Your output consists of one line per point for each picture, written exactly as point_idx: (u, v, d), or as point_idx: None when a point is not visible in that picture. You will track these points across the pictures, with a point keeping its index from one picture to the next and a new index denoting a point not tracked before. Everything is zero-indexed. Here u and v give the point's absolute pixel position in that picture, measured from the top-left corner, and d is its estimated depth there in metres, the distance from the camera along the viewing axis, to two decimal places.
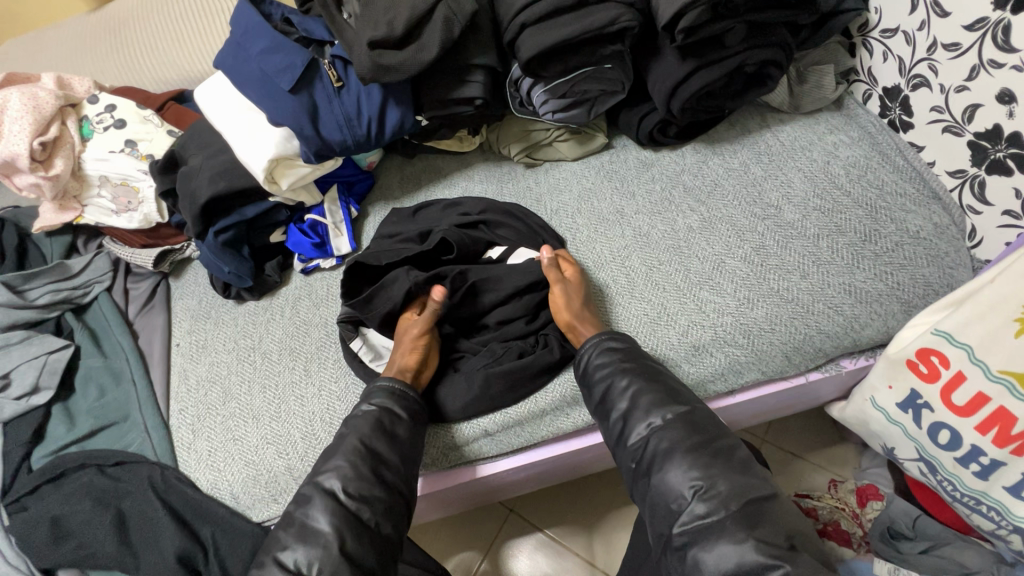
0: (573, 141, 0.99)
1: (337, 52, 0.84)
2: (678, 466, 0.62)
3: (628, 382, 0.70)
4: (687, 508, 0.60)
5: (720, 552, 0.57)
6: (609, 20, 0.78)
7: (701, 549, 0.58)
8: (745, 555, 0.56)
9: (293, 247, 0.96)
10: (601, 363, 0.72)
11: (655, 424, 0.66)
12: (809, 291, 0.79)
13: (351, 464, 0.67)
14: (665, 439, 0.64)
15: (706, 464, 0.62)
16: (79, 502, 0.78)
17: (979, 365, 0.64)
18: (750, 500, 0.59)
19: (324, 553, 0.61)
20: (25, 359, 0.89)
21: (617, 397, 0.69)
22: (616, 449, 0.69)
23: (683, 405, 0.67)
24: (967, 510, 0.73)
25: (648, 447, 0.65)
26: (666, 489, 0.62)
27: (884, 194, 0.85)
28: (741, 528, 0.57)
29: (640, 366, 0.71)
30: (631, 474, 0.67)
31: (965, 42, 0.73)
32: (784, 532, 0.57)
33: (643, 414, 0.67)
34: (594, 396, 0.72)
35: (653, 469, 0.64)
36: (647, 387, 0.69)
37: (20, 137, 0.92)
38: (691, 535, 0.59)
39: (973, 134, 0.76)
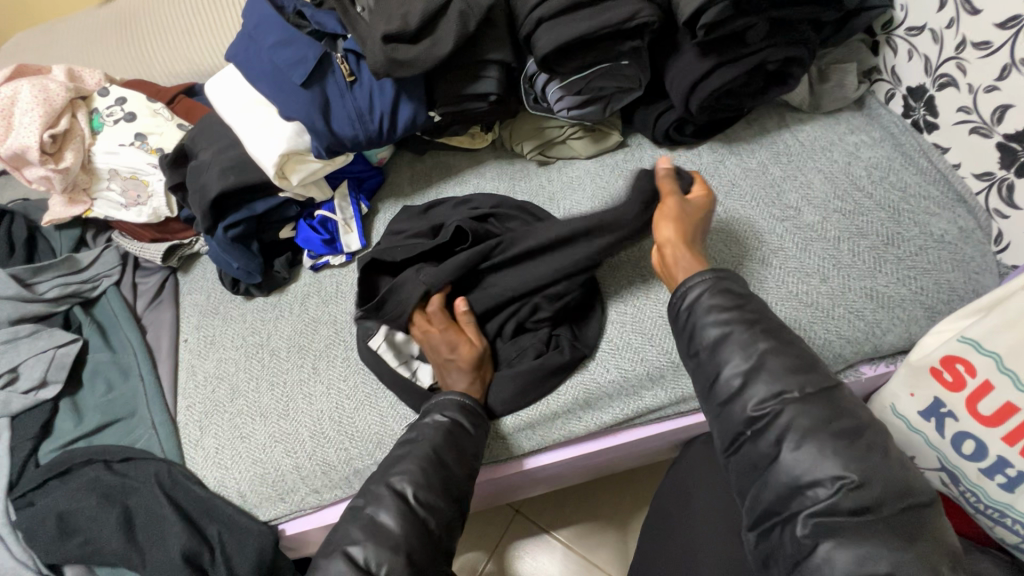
0: (587, 139, 0.97)
1: (349, 46, 0.83)
2: (814, 447, 0.52)
3: (751, 338, 0.59)
4: (821, 498, 0.51)
5: (863, 553, 0.48)
6: (628, 16, 0.76)
7: (833, 543, 0.49)
8: (900, 565, 0.47)
9: (302, 243, 0.95)
10: (716, 311, 0.62)
11: (788, 396, 0.55)
12: (830, 295, 0.77)
13: (423, 470, 0.64)
14: (802, 417, 0.54)
15: (861, 458, 0.51)
16: (86, 498, 0.77)
17: (1008, 374, 0.62)
18: (910, 505, 0.50)
19: (396, 555, 0.58)
20: (33, 352, 0.88)
21: (737, 353, 0.59)
22: (720, 415, 0.59)
23: (824, 378, 0.56)
24: (988, 521, 0.70)
25: (775, 420, 0.55)
26: (798, 472, 0.52)
27: (907, 196, 0.83)
28: (896, 536, 0.48)
29: (764, 321, 0.61)
30: (737, 442, 0.57)
31: (997, 40, 0.71)
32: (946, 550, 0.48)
33: (770, 381, 0.56)
34: (701, 344, 0.62)
35: (776, 444, 0.54)
36: (776, 349, 0.58)
37: (30, 130, 0.91)
38: (825, 527, 0.50)
39: (1003, 136, 0.73)
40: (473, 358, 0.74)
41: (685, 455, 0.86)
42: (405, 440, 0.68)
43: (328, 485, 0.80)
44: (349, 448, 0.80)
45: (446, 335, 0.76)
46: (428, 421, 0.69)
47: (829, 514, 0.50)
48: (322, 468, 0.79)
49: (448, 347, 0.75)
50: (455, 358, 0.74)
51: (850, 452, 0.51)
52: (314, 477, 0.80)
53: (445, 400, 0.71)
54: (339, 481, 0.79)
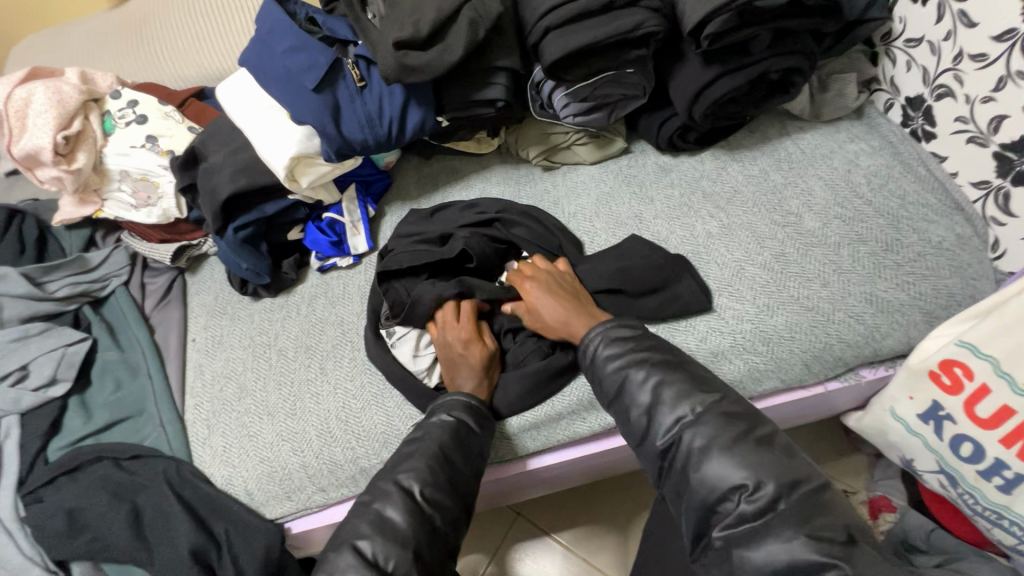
0: (592, 145, 0.99)
1: (361, 52, 0.84)
2: (718, 461, 0.54)
3: (645, 373, 0.62)
4: (731, 510, 0.53)
5: (768, 550, 0.51)
6: (633, 25, 0.78)
7: (745, 549, 0.52)
8: (795, 554, 0.49)
9: (310, 245, 0.97)
10: (611, 355, 0.64)
11: (685, 420, 0.58)
12: (830, 299, 0.78)
13: (429, 469, 0.65)
14: (699, 436, 0.56)
15: (750, 457, 0.54)
16: (96, 495, 0.78)
17: (1005, 378, 0.64)
18: (802, 494, 0.52)
19: (402, 550, 0.59)
20: (43, 351, 0.89)
21: (636, 390, 0.61)
22: (637, 449, 0.61)
23: (710, 394, 0.59)
24: (988, 524, 0.72)
25: (678, 446, 0.57)
26: (705, 488, 0.54)
27: (906, 204, 0.85)
28: (788, 525, 0.51)
29: (657, 354, 0.63)
30: (660, 474, 0.60)
31: (992, 53, 0.73)
32: (842, 525, 0.51)
33: (669, 412, 0.59)
34: (608, 390, 0.64)
35: (684, 467, 0.56)
36: (669, 377, 0.61)
37: (44, 130, 0.93)
38: (733, 537, 0.52)
39: (999, 145, 0.75)
40: (483, 359, 0.76)
41: None
42: (412, 437, 0.69)
43: (334, 483, 0.81)
44: (355, 447, 0.80)
45: (462, 332, 0.78)
46: (434, 420, 0.70)
47: (737, 524, 0.52)
48: (329, 467, 0.80)
49: (463, 344, 0.77)
50: (467, 355, 0.76)
51: (742, 456, 0.54)
52: (321, 476, 0.81)
53: (451, 400, 0.72)
54: (346, 479, 0.80)
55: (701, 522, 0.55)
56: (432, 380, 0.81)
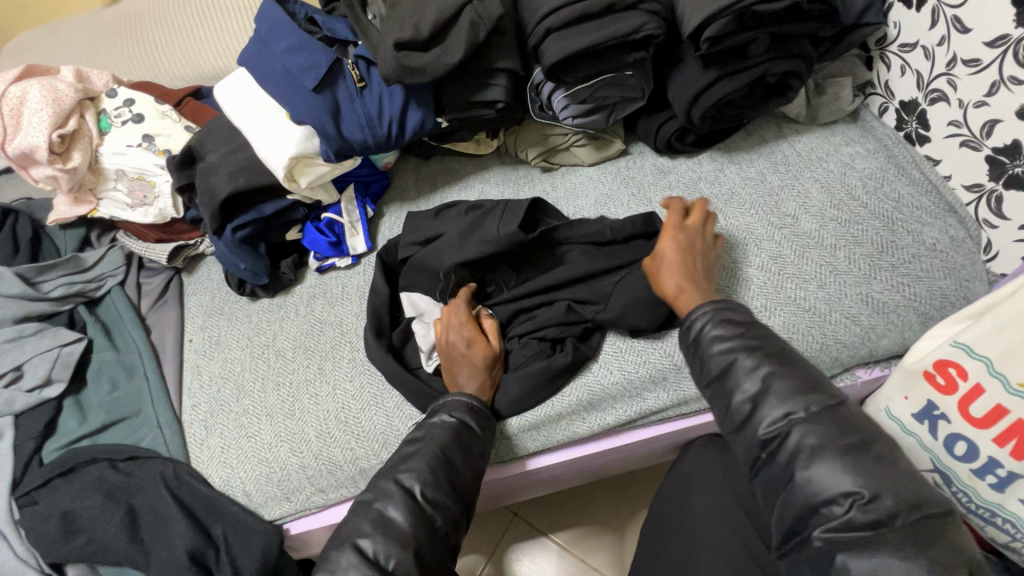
0: (590, 147, 0.99)
1: (361, 52, 0.84)
2: (828, 465, 0.53)
3: (755, 361, 0.60)
4: (837, 514, 0.51)
5: (879, 563, 0.49)
6: (633, 28, 0.78)
7: (850, 555, 0.50)
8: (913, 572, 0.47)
9: (309, 246, 0.96)
10: (719, 337, 0.63)
11: (796, 416, 0.56)
12: (826, 300, 0.79)
13: (430, 469, 0.65)
14: (811, 435, 0.55)
15: (865, 468, 0.52)
16: (92, 497, 0.77)
17: (998, 378, 0.65)
18: (923, 515, 0.50)
19: (403, 550, 0.59)
20: (38, 351, 0.89)
21: (743, 377, 0.60)
22: (732, 436, 0.60)
23: (828, 395, 0.57)
24: (979, 522, 0.72)
25: (785, 441, 0.56)
26: (814, 489, 0.53)
27: (900, 207, 0.86)
28: (908, 544, 0.49)
29: (767, 344, 0.61)
30: (755, 464, 0.58)
31: (985, 58, 0.74)
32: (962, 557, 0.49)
33: (776, 406, 0.57)
34: (709, 372, 0.63)
35: (789, 464, 0.55)
36: (780, 370, 0.59)
37: (39, 129, 0.92)
38: (841, 541, 0.51)
39: (992, 149, 0.76)
40: (487, 360, 0.77)
41: (685, 456, 0.87)
42: (413, 438, 0.69)
43: (334, 484, 0.80)
44: (355, 448, 0.80)
45: (464, 332, 0.78)
46: (435, 421, 0.70)
47: (843, 529, 0.51)
48: (328, 468, 0.80)
49: (465, 343, 0.77)
50: (469, 355, 0.76)
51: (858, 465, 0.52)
52: (320, 477, 0.80)
53: (452, 401, 0.72)
54: (345, 480, 0.80)
55: (800, 519, 0.53)
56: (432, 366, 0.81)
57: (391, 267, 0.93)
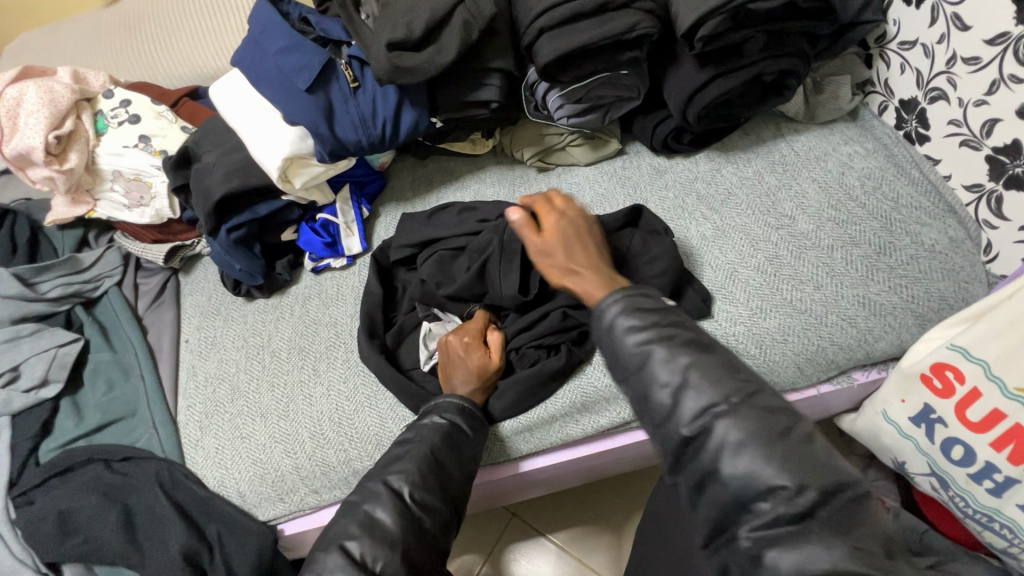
0: (586, 146, 0.99)
1: (355, 52, 0.84)
2: (754, 457, 0.46)
3: (671, 352, 0.52)
4: (762, 512, 0.46)
5: (806, 558, 0.43)
6: (628, 27, 0.78)
7: (776, 551, 0.44)
8: (839, 565, 0.42)
9: (304, 246, 0.96)
10: (634, 327, 0.54)
11: (717, 409, 0.49)
12: (822, 302, 0.79)
13: (420, 471, 0.65)
14: (733, 428, 0.48)
15: (793, 458, 0.46)
16: (87, 496, 0.78)
17: (996, 382, 0.64)
18: (846, 500, 0.45)
19: (391, 553, 0.59)
20: (35, 352, 0.89)
21: (660, 369, 0.52)
22: (654, 432, 0.52)
23: (748, 383, 0.50)
24: (979, 528, 0.71)
25: (709, 438, 0.48)
26: (737, 482, 0.46)
27: (899, 207, 0.85)
28: (834, 534, 0.43)
29: (683, 330, 0.54)
30: (678, 461, 0.51)
31: (985, 56, 0.73)
32: (881, 541, 0.44)
33: (695, 398, 0.50)
34: (625, 367, 0.54)
35: (713, 459, 0.48)
36: (698, 359, 0.51)
37: (36, 130, 0.92)
38: (767, 539, 0.45)
39: (992, 149, 0.75)
40: (483, 364, 0.76)
41: None
42: (403, 440, 0.69)
43: (327, 485, 0.80)
44: (348, 449, 0.80)
45: (464, 338, 0.78)
46: (427, 423, 0.70)
47: (769, 526, 0.45)
48: (322, 469, 0.80)
49: (464, 347, 0.77)
50: (466, 357, 0.76)
51: (783, 456, 0.46)
52: (314, 477, 0.80)
53: (445, 403, 0.72)
54: (338, 481, 0.80)
55: (725, 519, 0.47)
56: (428, 364, 0.82)
57: (385, 267, 0.93)
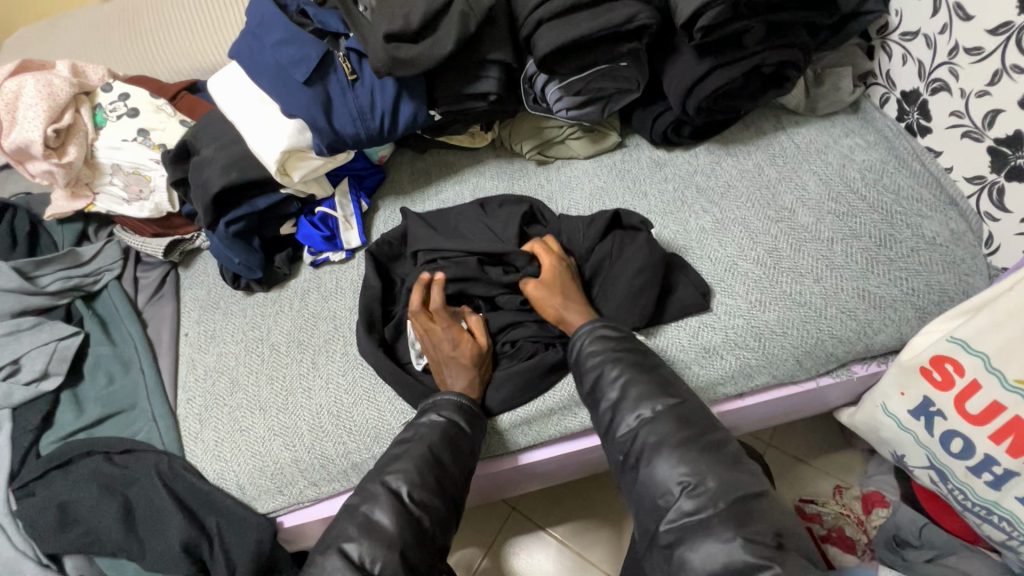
0: (586, 139, 0.98)
1: (352, 45, 0.82)
2: (666, 460, 0.59)
3: (618, 371, 0.66)
4: (674, 506, 0.58)
5: (707, 550, 0.54)
6: (627, 18, 0.77)
7: (686, 548, 0.55)
8: (733, 553, 0.53)
9: (303, 239, 0.96)
10: (593, 351, 0.69)
11: (644, 417, 0.63)
12: (822, 295, 0.78)
13: (418, 469, 0.65)
14: (654, 432, 0.61)
15: (696, 459, 0.59)
16: (86, 490, 0.78)
17: (995, 374, 0.64)
18: (740, 497, 0.56)
19: (389, 551, 0.59)
20: (35, 346, 0.89)
21: (607, 386, 0.66)
22: (603, 440, 0.66)
23: (674, 398, 0.64)
24: (977, 520, 0.73)
25: (637, 441, 0.62)
26: (652, 484, 0.59)
27: (900, 199, 0.84)
28: (729, 527, 0.55)
29: (632, 355, 0.68)
30: (619, 465, 0.64)
31: (988, 46, 0.72)
32: (773, 530, 0.55)
33: (631, 409, 0.64)
34: (584, 384, 0.69)
35: (637, 464, 0.61)
36: (637, 377, 0.66)
37: (34, 124, 0.92)
38: (678, 532, 0.56)
39: (994, 140, 0.75)
40: (475, 354, 0.76)
41: None
42: (402, 437, 0.69)
43: (326, 478, 0.81)
44: (347, 442, 0.80)
45: (450, 332, 0.78)
46: (424, 421, 0.70)
47: (680, 519, 0.57)
48: (321, 462, 0.80)
49: (450, 343, 0.77)
50: (454, 354, 0.76)
51: (690, 459, 0.59)
52: (313, 471, 0.80)
53: (443, 399, 0.71)
54: (337, 474, 0.80)
55: (653, 513, 0.59)
56: (421, 362, 0.82)
57: (383, 262, 0.92)
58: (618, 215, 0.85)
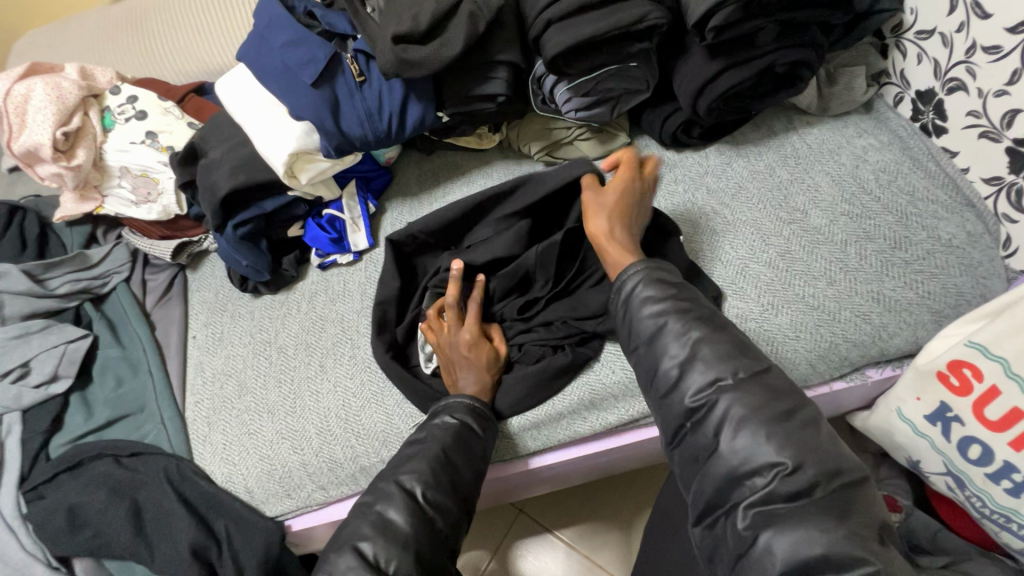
0: (594, 140, 0.97)
1: (360, 46, 0.83)
2: (753, 434, 0.51)
3: (686, 326, 0.59)
4: (759, 488, 0.50)
5: (796, 540, 0.47)
6: (638, 17, 0.76)
7: (771, 534, 0.48)
8: (832, 547, 0.46)
9: (310, 242, 0.96)
10: (649, 299, 0.62)
11: (722, 383, 0.55)
12: (836, 298, 0.77)
13: (432, 470, 0.64)
14: (737, 401, 0.53)
15: (790, 436, 0.51)
16: (96, 492, 0.78)
17: (1015, 380, 0.62)
18: (842, 484, 0.49)
19: (404, 551, 0.58)
20: (45, 348, 0.89)
21: (671, 342, 0.59)
22: (664, 403, 0.58)
23: (755, 363, 0.56)
24: (995, 526, 0.72)
25: (713, 409, 0.54)
26: (734, 461, 0.52)
27: (915, 201, 0.83)
28: (829, 517, 0.48)
29: (698, 308, 0.60)
30: (679, 433, 0.57)
31: (1007, 45, 0.71)
32: (874, 525, 0.48)
33: (703, 371, 0.56)
34: (640, 336, 0.61)
35: (716, 433, 0.53)
36: (708, 335, 0.58)
37: (44, 127, 0.92)
38: (763, 518, 0.49)
39: (1012, 140, 0.73)
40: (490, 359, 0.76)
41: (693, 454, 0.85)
42: (414, 440, 0.69)
43: (334, 482, 0.80)
44: (355, 446, 0.80)
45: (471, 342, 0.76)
46: (437, 423, 0.70)
47: (766, 502, 0.50)
48: (329, 465, 0.80)
49: (466, 344, 0.76)
50: (472, 355, 0.75)
51: (782, 436, 0.51)
52: (321, 474, 0.80)
53: (455, 402, 0.72)
54: (345, 478, 0.80)
55: (721, 493, 0.52)
56: (430, 366, 0.82)
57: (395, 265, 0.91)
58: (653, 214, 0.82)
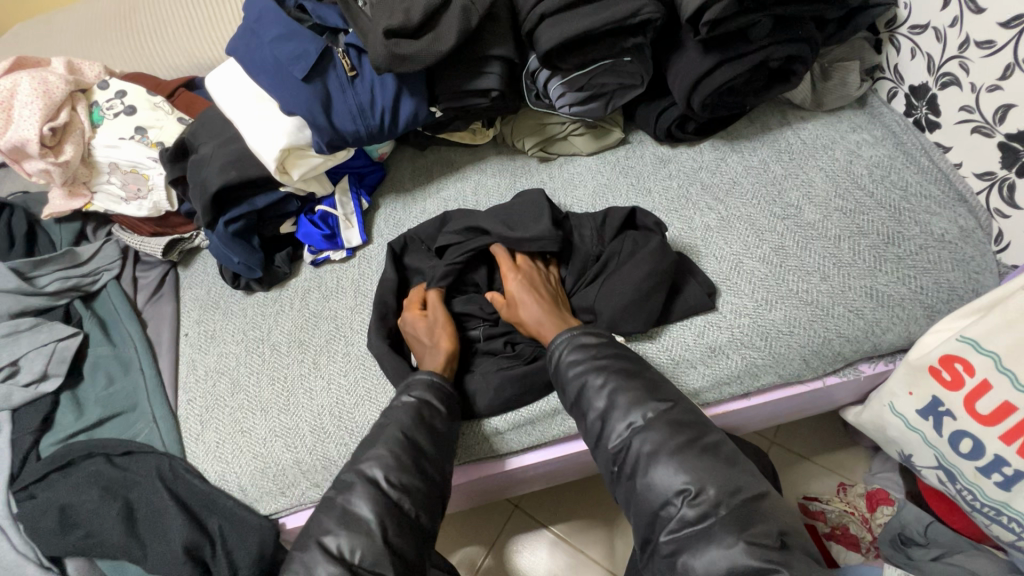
0: (589, 136, 0.97)
1: (351, 40, 0.82)
2: (664, 467, 0.60)
3: (603, 380, 0.67)
4: (674, 514, 0.58)
5: (710, 557, 0.55)
6: (632, 12, 0.75)
7: (689, 555, 0.56)
8: (737, 560, 0.54)
9: (303, 238, 0.95)
10: (574, 361, 0.69)
11: (636, 426, 0.63)
12: (830, 293, 0.77)
13: (395, 455, 0.65)
14: (648, 442, 0.62)
15: (696, 464, 0.59)
16: (87, 492, 0.77)
17: (1007, 373, 0.63)
18: (742, 500, 0.57)
19: (349, 539, 0.60)
20: (34, 347, 0.88)
21: (593, 396, 0.67)
22: (594, 450, 0.66)
23: (664, 402, 0.64)
24: (986, 520, 0.73)
25: (629, 451, 0.63)
26: (651, 495, 0.60)
27: (908, 195, 0.83)
28: (730, 532, 0.55)
29: (616, 361, 0.68)
30: (612, 475, 0.65)
31: (1000, 40, 0.71)
32: (778, 529, 0.56)
33: (621, 418, 0.64)
34: (568, 394, 0.69)
35: (636, 470, 0.62)
36: (624, 385, 0.66)
37: (30, 122, 0.91)
38: (679, 541, 0.57)
39: (1005, 135, 0.73)
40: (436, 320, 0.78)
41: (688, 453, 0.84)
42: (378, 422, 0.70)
43: (328, 480, 0.80)
44: (348, 443, 0.80)
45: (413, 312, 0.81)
46: (399, 403, 0.70)
47: (681, 526, 0.57)
48: (324, 463, 0.80)
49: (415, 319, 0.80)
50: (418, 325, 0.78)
51: (689, 463, 0.59)
52: (315, 471, 0.80)
53: (415, 379, 0.72)
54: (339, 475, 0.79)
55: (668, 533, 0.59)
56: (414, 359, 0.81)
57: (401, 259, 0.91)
58: (633, 215, 0.84)
